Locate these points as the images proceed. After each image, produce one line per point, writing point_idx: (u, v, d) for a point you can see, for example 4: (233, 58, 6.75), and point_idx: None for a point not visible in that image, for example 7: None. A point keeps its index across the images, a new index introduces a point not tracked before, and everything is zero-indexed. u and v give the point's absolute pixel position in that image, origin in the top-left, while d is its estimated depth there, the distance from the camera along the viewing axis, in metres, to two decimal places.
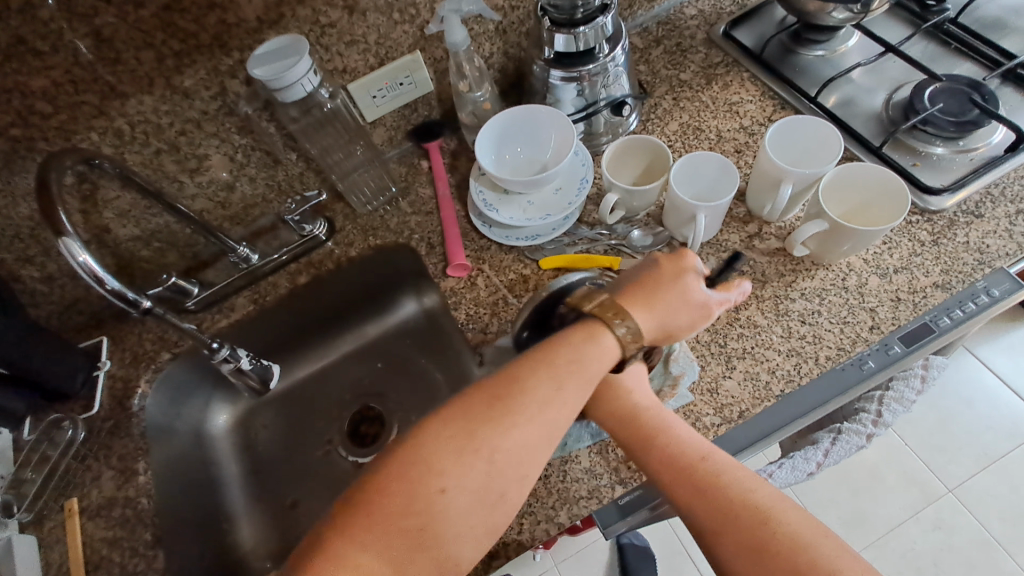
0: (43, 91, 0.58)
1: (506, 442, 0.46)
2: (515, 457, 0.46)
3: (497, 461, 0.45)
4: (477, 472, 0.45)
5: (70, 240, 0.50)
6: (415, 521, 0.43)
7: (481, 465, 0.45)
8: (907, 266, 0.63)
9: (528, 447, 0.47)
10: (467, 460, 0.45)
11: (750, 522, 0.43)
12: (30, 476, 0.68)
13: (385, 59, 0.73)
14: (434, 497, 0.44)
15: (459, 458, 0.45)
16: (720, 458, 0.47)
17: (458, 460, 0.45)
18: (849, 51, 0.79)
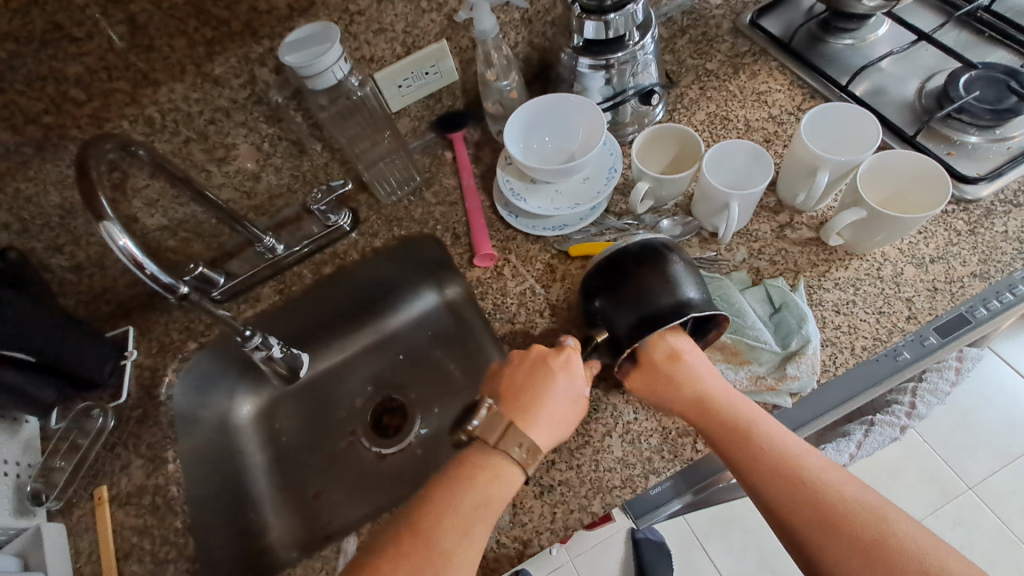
0: (77, 77, 0.58)
1: (472, 504, 0.52)
2: (486, 514, 0.52)
3: (468, 526, 0.51)
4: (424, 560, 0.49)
5: (110, 224, 0.50)
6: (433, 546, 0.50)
7: (453, 533, 0.50)
8: (943, 256, 0.62)
9: (491, 508, 0.52)
10: (438, 530, 0.50)
11: (863, 523, 0.47)
12: (59, 465, 0.69)
13: (411, 48, 0.72)
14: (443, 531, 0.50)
15: (428, 528, 0.50)
16: (821, 460, 0.51)
17: (430, 531, 0.50)
18: (879, 40, 0.78)
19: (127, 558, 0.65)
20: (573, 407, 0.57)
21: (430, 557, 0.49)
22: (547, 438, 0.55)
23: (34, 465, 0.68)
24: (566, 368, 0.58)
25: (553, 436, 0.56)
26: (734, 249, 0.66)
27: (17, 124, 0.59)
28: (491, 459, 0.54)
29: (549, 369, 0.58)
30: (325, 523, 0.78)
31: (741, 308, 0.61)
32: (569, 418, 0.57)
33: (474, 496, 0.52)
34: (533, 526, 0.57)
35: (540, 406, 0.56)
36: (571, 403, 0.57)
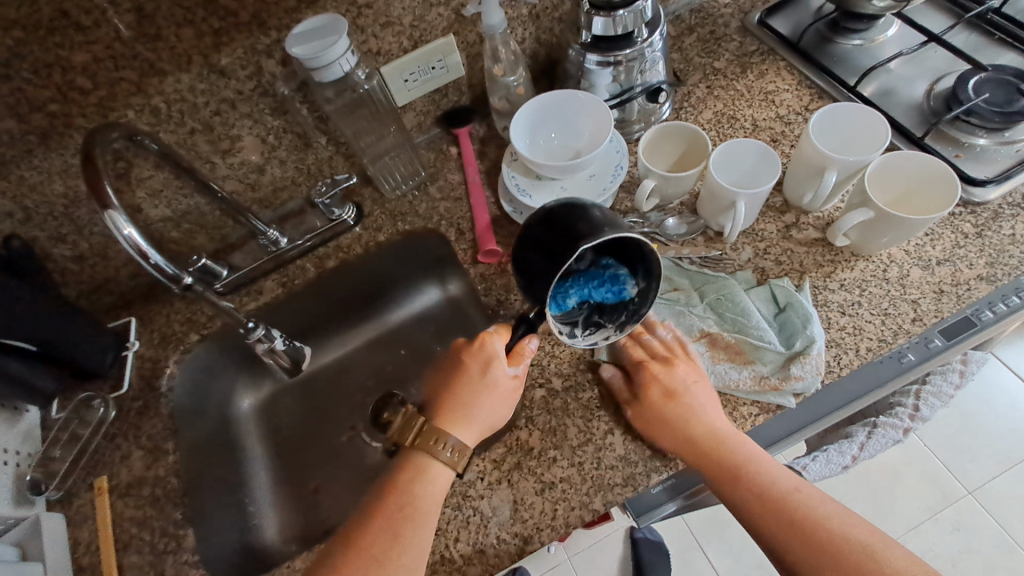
0: (83, 66, 0.58)
1: (402, 507, 0.52)
2: (416, 514, 0.52)
3: (397, 528, 0.51)
4: (381, 545, 0.50)
5: (115, 213, 0.50)
6: (385, 526, 0.51)
7: (385, 538, 0.51)
8: (949, 258, 0.62)
9: (420, 506, 0.52)
10: (371, 536, 0.51)
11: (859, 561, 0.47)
12: (58, 455, 0.69)
13: (418, 42, 0.72)
14: (397, 514, 0.52)
15: (362, 536, 0.51)
16: (812, 491, 0.52)
17: (365, 538, 0.51)
18: (888, 41, 0.78)
19: (126, 549, 0.65)
20: (498, 389, 0.57)
21: (364, 561, 0.49)
22: (473, 428, 0.56)
23: (33, 454, 0.69)
24: (481, 358, 0.58)
25: (478, 425, 0.56)
26: (740, 248, 0.66)
27: (22, 112, 0.59)
28: (419, 461, 0.54)
29: (462, 366, 0.58)
30: (323, 517, 0.77)
31: (743, 307, 0.61)
32: (497, 403, 0.57)
33: (413, 483, 0.53)
34: (534, 522, 0.57)
35: (463, 400, 0.57)
36: (486, 403, 0.57)
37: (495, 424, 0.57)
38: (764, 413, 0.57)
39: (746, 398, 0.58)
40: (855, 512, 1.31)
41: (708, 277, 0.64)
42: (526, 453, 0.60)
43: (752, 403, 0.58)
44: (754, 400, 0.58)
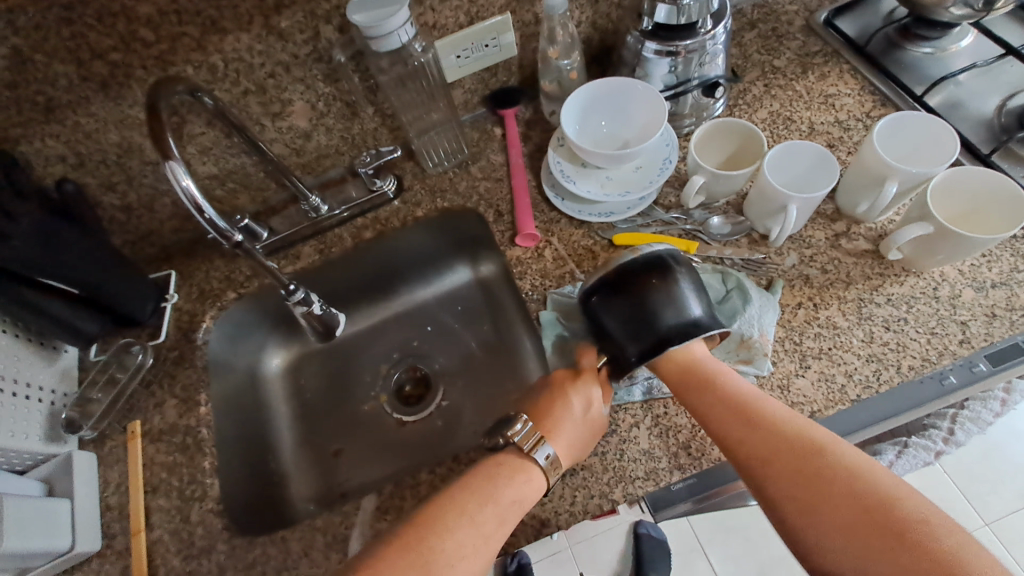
0: (148, 18, 0.58)
1: (512, 493, 0.53)
2: (519, 512, 0.53)
3: (504, 516, 0.52)
4: (489, 526, 0.51)
5: (175, 164, 0.50)
6: (495, 514, 0.52)
7: (491, 520, 0.52)
8: (1006, 281, 0.60)
9: (523, 506, 0.54)
10: (479, 515, 0.52)
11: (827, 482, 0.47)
12: (97, 397, 0.71)
13: (475, 19, 0.71)
14: (508, 507, 0.53)
15: (473, 511, 0.52)
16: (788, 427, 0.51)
17: (475, 515, 0.52)
18: (961, 51, 0.75)
19: (155, 492, 0.67)
20: (590, 426, 0.57)
21: (472, 538, 0.50)
22: (565, 449, 0.56)
23: (68, 394, 0.71)
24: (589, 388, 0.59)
25: (573, 449, 0.56)
26: (785, 253, 0.65)
27: (83, 58, 0.60)
28: (523, 461, 0.55)
29: (565, 392, 0.59)
30: (342, 481, 0.79)
31: (741, 286, 0.62)
32: (585, 439, 0.57)
33: (527, 474, 0.55)
34: (552, 506, 0.57)
35: (562, 416, 0.57)
36: (586, 429, 0.57)
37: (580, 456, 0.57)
38: None
39: (778, 405, 0.57)
40: None
41: (737, 272, 0.63)
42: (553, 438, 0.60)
43: None
44: (786, 408, 0.57)
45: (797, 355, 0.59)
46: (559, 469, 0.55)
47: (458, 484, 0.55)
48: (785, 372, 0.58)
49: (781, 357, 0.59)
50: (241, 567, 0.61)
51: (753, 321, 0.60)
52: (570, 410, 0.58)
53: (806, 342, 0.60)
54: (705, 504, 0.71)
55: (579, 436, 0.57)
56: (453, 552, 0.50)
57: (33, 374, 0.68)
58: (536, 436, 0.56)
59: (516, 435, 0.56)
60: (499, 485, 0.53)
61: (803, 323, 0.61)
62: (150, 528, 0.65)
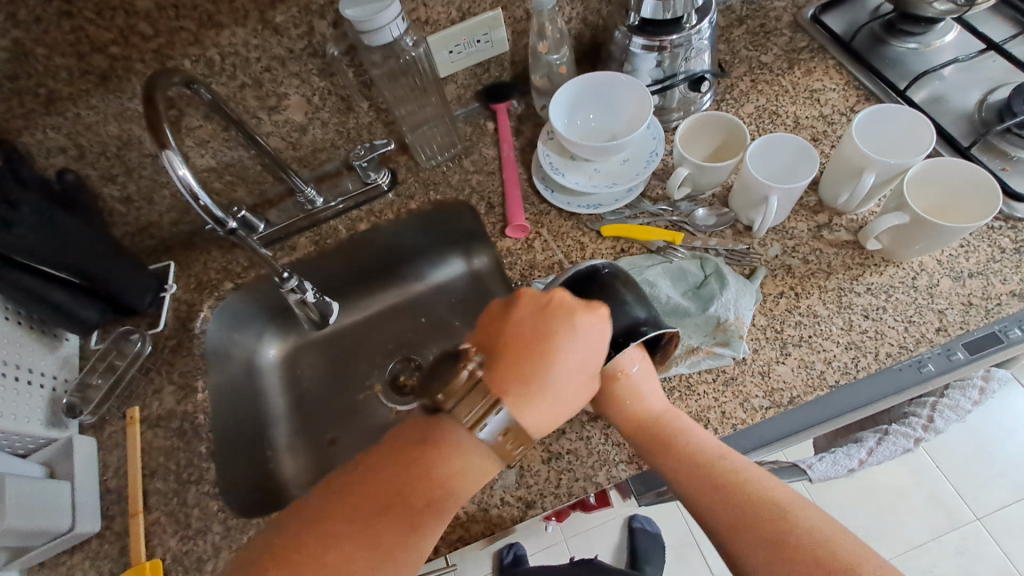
0: (146, 12, 0.60)
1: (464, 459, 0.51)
2: (431, 515, 0.50)
3: (410, 525, 0.49)
4: (392, 536, 0.48)
5: (171, 154, 0.52)
6: (399, 522, 0.49)
7: (396, 530, 0.48)
8: (983, 271, 0.61)
9: (439, 507, 0.50)
10: (376, 525, 0.48)
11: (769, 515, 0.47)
12: (97, 382, 0.73)
13: (466, 14, 0.73)
14: (419, 511, 0.49)
15: (371, 520, 0.48)
16: (739, 462, 0.51)
17: (372, 525, 0.48)
18: (945, 47, 0.76)
19: (153, 475, 0.69)
20: (574, 383, 0.54)
21: (367, 551, 0.47)
22: (528, 416, 0.52)
23: (70, 380, 0.73)
24: (568, 342, 0.54)
25: (546, 407, 0.53)
26: (768, 244, 0.66)
27: (84, 51, 0.62)
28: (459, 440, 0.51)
29: (552, 335, 0.54)
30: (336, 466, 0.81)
31: (719, 269, 0.63)
32: (566, 395, 0.54)
33: (455, 463, 0.51)
34: (538, 489, 0.58)
35: (532, 374, 0.53)
36: (563, 387, 0.54)
37: (554, 422, 0.54)
38: (775, 407, 0.57)
39: (759, 391, 0.58)
40: (859, 523, 1.31)
41: (717, 258, 0.65)
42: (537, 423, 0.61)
43: (765, 396, 0.58)
44: (767, 393, 0.58)
45: (777, 342, 0.60)
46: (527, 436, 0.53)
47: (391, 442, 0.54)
48: (766, 359, 0.60)
49: (762, 344, 0.61)
50: (236, 547, 0.63)
51: (731, 306, 0.61)
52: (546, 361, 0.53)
53: (787, 330, 0.61)
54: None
55: (559, 393, 0.53)
56: (398, 519, 0.49)
57: (35, 360, 0.69)
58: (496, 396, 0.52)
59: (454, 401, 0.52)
60: (406, 488, 0.50)
61: (784, 312, 0.62)
62: (148, 510, 0.66)
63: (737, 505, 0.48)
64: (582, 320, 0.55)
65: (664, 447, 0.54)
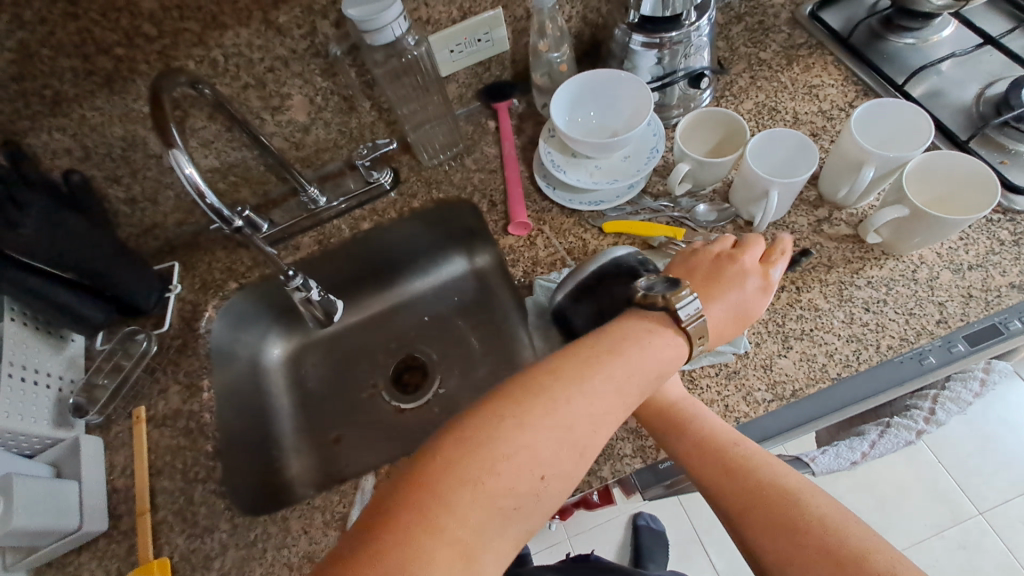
0: (151, 14, 0.61)
1: (595, 412, 0.47)
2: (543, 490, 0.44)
3: (527, 503, 0.43)
4: (499, 516, 0.42)
5: (177, 153, 0.52)
6: (512, 503, 0.43)
7: (515, 502, 0.43)
8: (982, 264, 0.62)
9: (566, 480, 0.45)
10: (498, 500, 0.42)
11: (780, 500, 0.47)
12: (103, 382, 0.73)
13: (467, 14, 0.73)
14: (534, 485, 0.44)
15: (473, 499, 0.41)
16: (752, 448, 0.52)
17: (482, 494, 0.42)
18: (942, 41, 0.76)
19: (159, 474, 0.69)
20: (746, 310, 0.56)
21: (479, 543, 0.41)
22: (712, 327, 0.54)
23: (76, 381, 0.73)
24: (745, 283, 0.56)
25: (724, 328, 0.55)
26: (769, 238, 0.66)
27: (89, 53, 0.62)
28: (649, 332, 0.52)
29: (730, 274, 0.57)
30: (341, 464, 0.82)
31: None
32: (734, 322, 0.56)
33: (586, 431, 0.46)
34: None
35: (722, 294, 0.55)
36: (725, 312, 0.55)
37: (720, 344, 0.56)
38: (777, 400, 0.58)
39: (761, 384, 0.59)
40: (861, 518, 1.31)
41: None
42: None
43: (767, 389, 0.59)
44: (769, 387, 0.58)
45: (779, 336, 0.61)
46: (707, 344, 0.54)
47: (491, 412, 0.45)
48: (768, 353, 0.60)
49: (764, 338, 0.61)
50: (243, 545, 0.63)
51: None
52: (724, 288, 0.56)
53: (788, 324, 0.61)
54: (688, 485, 0.74)
55: (717, 322, 0.55)
56: (531, 497, 0.44)
57: (41, 361, 0.70)
58: (697, 305, 0.53)
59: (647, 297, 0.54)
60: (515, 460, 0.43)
61: (786, 306, 0.62)
62: (155, 509, 0.67)
63: (746, 492, 0.49)
64: (749, 265, 0.58)
65: (676, 433, 0.55)
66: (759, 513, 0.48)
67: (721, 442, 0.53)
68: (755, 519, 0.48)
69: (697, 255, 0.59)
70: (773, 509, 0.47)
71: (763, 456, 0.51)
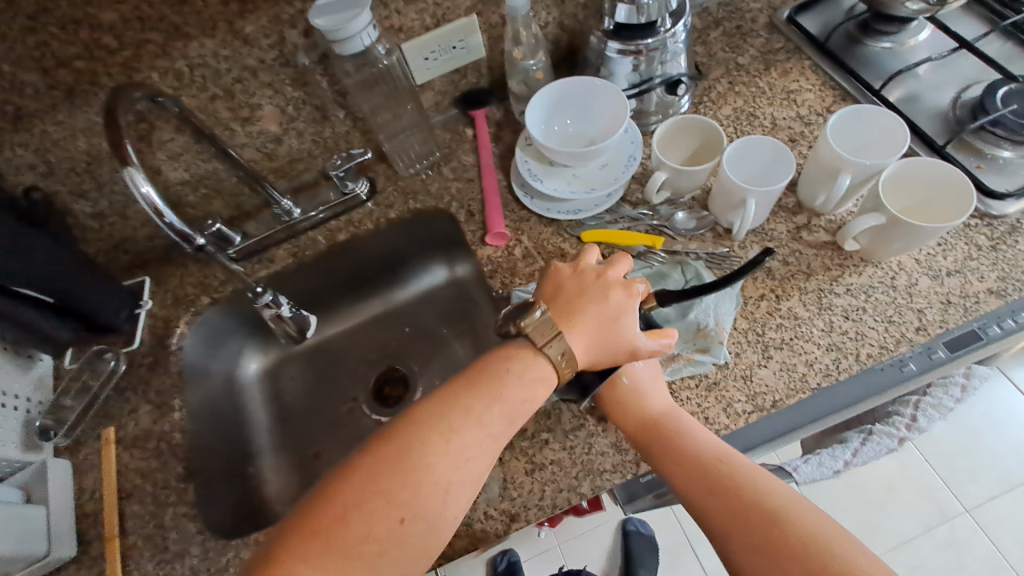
0: (111, 26, 0.59)
1: (461, 448, 0.45)
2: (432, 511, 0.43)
3: (409, 520, 0.42)
4: (386, 532, 0.41)
5: (134, 170, 0.51)
6: (393, 527, 0.41)
7: (398, 520, 0.42)
8: (960, 269, 0.61)
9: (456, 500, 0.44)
10: (374, 517, 0.41)
11: (764, 518, 0.43)
12: (71, 404, 0.71)
13: (441, 21, 0.72)
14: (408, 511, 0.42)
15: (364, 517, 0.41)
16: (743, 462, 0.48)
17: (369, 510, 0.41)
18: (919, 45, 0.76)
19: (129, 498, 0.67)
20: (615, 336, 0.50)
21: (364, 561, 0.40)
22: (580, 352, 0.49)
23: (44, 403, 0.70)
24: (608, 299, 0.50)
25: (595, 352, 0.50)
26: (748, 246, 0.66)
27: (48, 66, 0.60)
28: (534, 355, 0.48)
29: (603, 293, 0.51)
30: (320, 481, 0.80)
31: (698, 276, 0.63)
32: (603, 340, 0.50)
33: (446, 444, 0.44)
34: (521, 501, 0.57)
35: (583, 314, 0.50)
36: (601, 339, 0.49)
37: (596, 367, 0.50)
38: (758, 411, 0.57)
39: (741, 395, 0.58)
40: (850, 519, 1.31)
41: (698, 264, 0.65)
42: (519, 433, 0.61)
43: (747, 400, 0.58)
44: (749, 398, 0.58)
45: (759, 346, 0.60)
46: (574, 368, 0.49)
47: (358, 455, 0.44)
48: (748, 363, 0.59)
49: (744, 348, 0.60)
50: (214, 571, 0.61)
51: (710, 311, 0.61)
52: (589, 311, 0.50)
53: (768, 333, 0.61)
54: (674, 495, 0.73)
55: (585, 344, 0.49)
56: (416, 522, 0.42)
57: (8, 382, 0.67)
58: (549, 325, 0.49)
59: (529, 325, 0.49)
60: (408, 478, 0.42)
61: (765, 314, 0.62)
62: (125, 534, 0.65)
63: (730, 509, 0.45)
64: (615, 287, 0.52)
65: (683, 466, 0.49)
66: (745, 537, 0.44)
67: (707, 456, 0.49)
68: (741, 541, 0.44)
69: (560, 271, 0.54)
70: (761, 529, 0.43)
71: (753, 469, 0.47)
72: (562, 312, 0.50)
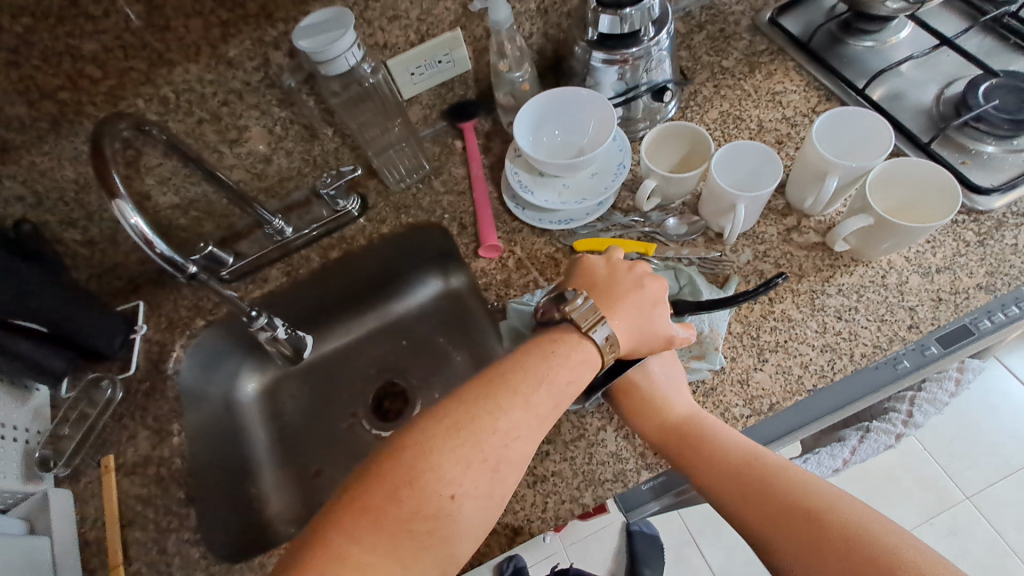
0: (94, 55, 0.59)
1: (508, 430, 0.46)
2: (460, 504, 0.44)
3: (440, 513, 0.43)
4: (418, 525, 0.42)
5: (122, 202, 0.51)
6: (425, 524, 0.42)
7: (433, 510, 0.43)
8: (950, 266, 0.62)
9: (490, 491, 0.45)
10: (404, 509, 0.42)
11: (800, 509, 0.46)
12: (68, 433, 0.70)
13: (425, 36, 0.72)
14: (445, 504, 0.43)
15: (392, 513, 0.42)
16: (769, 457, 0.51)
17: (399, 503, 0.42)
18: (900, 43, 0.77)
19: (130, 525, 0.66)
20: (652, 321, 0.54)
21: (398, 551, 0.41)
22: (620, 337, 0.53)
23: (43, 432, 0.70)
24: (643, 288, 0.55)
25: (634, 337, 0.53)
26: (739, 250, 0.66)
27: (33, 98, 0.60)
28: (580, 340, 0.51)
29: (638, 283, 0.55)
30: (322, 499, 0.80)
31: (691, 282, 0.64)
32: (641, 324, 0.54)
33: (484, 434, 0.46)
34: (524, 514, 0.58)
35: (620, 302, 0.54)
36: (640, 322, 0.54)
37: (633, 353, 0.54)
38: (756, 415, 0.57)
39: (738, 400, 0.58)
40: None
41: (690, 269, 0.65)
42: None
43: (744, 404, 0.58)
44: (746, 402, 0.58)
45: (754, 349, 0.60)
46: (615, 350, 0.52)
47: (409, 433, 0.46)
48: (744, 367, 0.60)
49: (739, 352, 0.61)
50: None
51: (705, 317, 0.61)
52: (627, 299, 0.54)
53: (763, 336, 0.61)
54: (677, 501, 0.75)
55: (625, 328, 0.53)
56: (444, 519, 0.43)
57: (8, 415, 0.67)
58: (595, 312, 0.52)
59: (574, 312, 0.52)
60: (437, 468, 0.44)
61: (759, 317, 0.62)
62: (128, 563, 0.64)
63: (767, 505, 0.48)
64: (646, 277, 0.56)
65: (690, 453, 0.54)
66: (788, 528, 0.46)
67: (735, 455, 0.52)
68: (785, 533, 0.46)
69: (589, 267, 0.57)
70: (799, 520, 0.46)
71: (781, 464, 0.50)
72: (602, 299, 0.54)
